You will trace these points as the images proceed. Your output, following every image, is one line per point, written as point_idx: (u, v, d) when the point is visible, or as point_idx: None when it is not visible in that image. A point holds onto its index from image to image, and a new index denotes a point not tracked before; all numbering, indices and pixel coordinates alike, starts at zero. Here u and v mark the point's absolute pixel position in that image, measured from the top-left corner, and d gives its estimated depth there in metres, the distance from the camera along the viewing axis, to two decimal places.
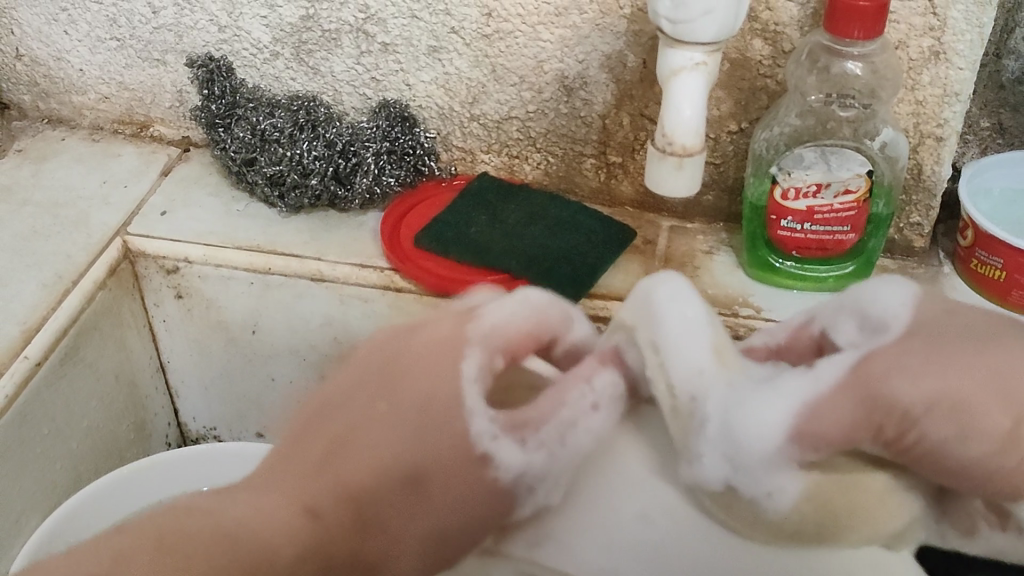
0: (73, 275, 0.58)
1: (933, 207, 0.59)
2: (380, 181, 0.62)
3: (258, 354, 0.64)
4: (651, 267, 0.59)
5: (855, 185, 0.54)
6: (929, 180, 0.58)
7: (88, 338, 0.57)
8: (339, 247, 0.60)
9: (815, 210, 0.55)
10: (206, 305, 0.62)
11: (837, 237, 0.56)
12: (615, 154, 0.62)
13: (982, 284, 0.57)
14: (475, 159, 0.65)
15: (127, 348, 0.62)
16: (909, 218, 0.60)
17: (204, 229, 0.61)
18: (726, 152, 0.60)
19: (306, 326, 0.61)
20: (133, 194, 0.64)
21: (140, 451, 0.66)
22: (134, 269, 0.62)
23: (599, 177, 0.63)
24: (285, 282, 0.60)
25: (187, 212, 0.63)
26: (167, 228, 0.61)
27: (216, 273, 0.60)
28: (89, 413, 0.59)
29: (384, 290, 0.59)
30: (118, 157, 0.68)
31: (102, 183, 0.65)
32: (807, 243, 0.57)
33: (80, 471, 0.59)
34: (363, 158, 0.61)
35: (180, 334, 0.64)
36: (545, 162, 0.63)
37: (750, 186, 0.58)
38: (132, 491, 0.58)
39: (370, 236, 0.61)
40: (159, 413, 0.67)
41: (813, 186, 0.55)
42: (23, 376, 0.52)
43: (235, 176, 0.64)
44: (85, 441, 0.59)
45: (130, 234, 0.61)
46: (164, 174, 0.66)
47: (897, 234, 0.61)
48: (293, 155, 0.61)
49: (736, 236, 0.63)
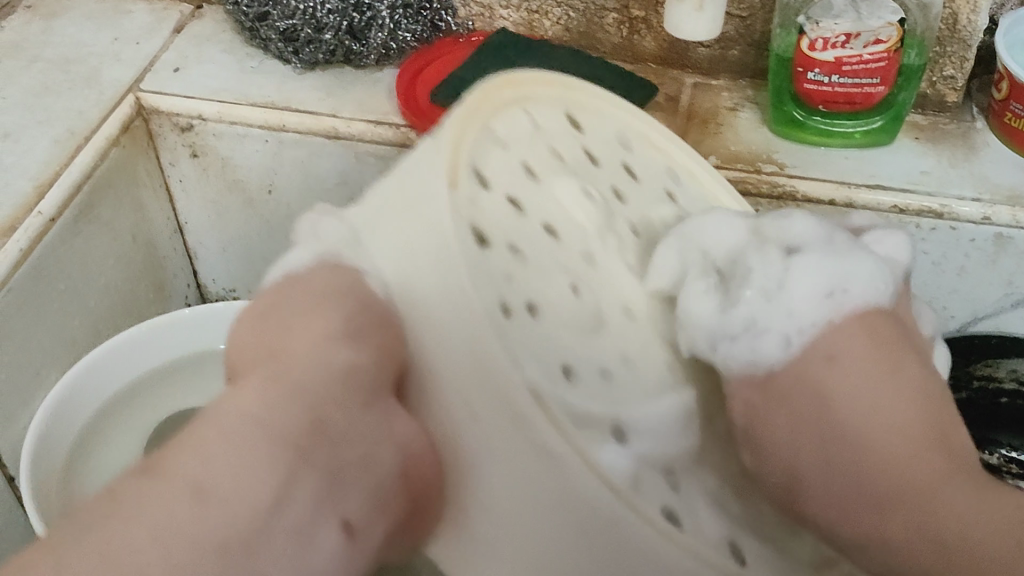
0: (86, 131, 0.57)
1: (967, 58, 0.57)
2: (395, 35, 0.60)
3: (275, 215, 0.64)
4: (672, 125, 0.59)
5: (886, 34, 0.52)
6: (964, 31, 0.55)
7: (102, 196, 0.56)
8: (354, 104, 0.59)
9: (844, 61, 0.53)
10: (222, 164, 0.62)
11: (866, 90, 0.54)
12: (638, 7, 0.60)
13: (1016, 139, 0.56)
14: (493, 14, 0.63)
15: (143, 208, 0.61)
16: (942, 71, 0.58)
17: (217, 87, 0.60)
18: (753, 4, 0.58)
19: (322, 185, 0.61)
20: (146, 52, 0.63)
21: (160, 311, 0.66)
22: (148, 128, 0.61)
23: (621, 33, 0.62)
24: (300, 140, 0.59)
25: (200, 69, 0.62)
26: (180, 85, 0.60)
27: (231, 131, 0.60)
28: (106, 271, 0.59)
29: (400, 148, 0.58)
30: (130, 13, 0.66)
31: (113, 41, 0.64)
32: (834, 97, 0.55)
33: (101, 328, 0.59)
34: (378, 11, 0.59)
35: (196, 195, 0.64)
36: (565, 17, 0.62)
37: (776, 37, 0.57)
38: (149, 350, 0.58)
39: (387, 94, 0.60)
40: (178, 274, 0.67)
41: (842, 36, 0.53)
42: (37, 232, 0.51)
43: (248, 32, 0.63)
44: (103, 298, 0.59)
45: (142, 91, 0.60)
46: (176, 31, 0.65)
47: (929, 89, 0.59)
48: (305, 8, 0.59)
49: (762, 92, 0.61)
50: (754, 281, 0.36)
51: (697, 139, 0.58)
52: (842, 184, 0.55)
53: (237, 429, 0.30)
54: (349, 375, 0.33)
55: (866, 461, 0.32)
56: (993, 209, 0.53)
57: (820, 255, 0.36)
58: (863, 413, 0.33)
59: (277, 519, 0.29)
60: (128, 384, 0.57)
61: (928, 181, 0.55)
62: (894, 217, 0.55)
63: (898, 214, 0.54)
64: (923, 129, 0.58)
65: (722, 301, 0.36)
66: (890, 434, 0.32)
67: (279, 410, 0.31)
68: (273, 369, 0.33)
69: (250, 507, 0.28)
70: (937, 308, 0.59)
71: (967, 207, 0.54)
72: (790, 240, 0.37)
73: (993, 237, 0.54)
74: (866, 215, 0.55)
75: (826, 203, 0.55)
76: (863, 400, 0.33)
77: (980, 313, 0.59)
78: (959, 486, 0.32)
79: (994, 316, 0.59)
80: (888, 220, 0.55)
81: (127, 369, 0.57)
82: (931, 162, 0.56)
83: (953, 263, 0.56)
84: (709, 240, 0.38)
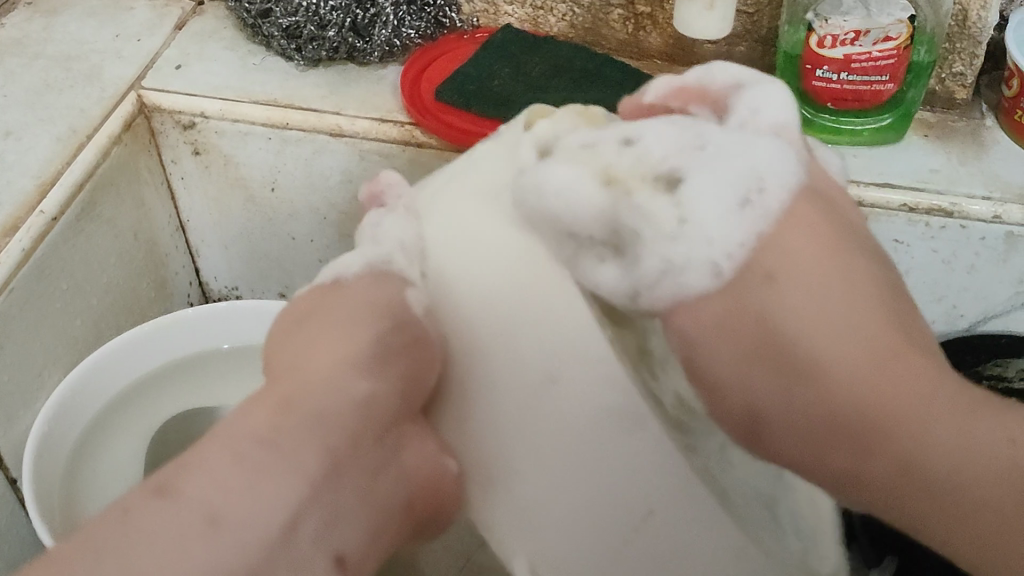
0: (88, 129, 0.56)
1: (977, 55, 0.56)
2: (400, 32, 0.60)
3: (277, 213, 0.63)
4: None
5: (896, 31, 0.52)
6: (974, 28, 0.55)
7: (104, 194, 0.56)
8: (358, 101, 0.59)
9: (852, 58, 0.53)
10: (224, 162, 0.61)
11: (875, 88, 0.54)
12: (643, 3, 0.60)
13: None
14: (498, 11, 0.63)
15: (144, 206, 0.61)
16: (951, 67, 0.57)
17: (219, 84, 0.60)
18: (759, 0, 0.58)
19: (326, 183, 0.61)
20: (147, 49, 0.62)
21: (162, 310, 0.66)
22: (150, 125, 0.60)
23: (627, 29, 0.61)
24: (303, 137, 0.58)
25: (202, 66, 0.61)
26: (181, 82, 0.60)
27: (234, 129, 0.59)
28: (108, 269, 0.58)
29: (405, 146, 0.57)
30: (131, 10, 0.66)
31: (114, 37, 0.63)
32: (843, 95, 0.55)
33: (103, 328, 0.59)
34: (382, 8, 0.59)
35: (198, 193, 0.63)
36: (570, 13, 0.61)
37: (784, 33, 0.56)
38: (152, 349, 0.57)
39: (391, 91, 0.60)
40: (179, 272, 0.67)
41: (851, 33, 0.52)
42: (39, 231, 0.51)
43: (250, 28, 0.62)
44: (105, 298, 0.58)
45: (144, 89, 0.59)
46: (177, 28, 0.64)
47: (938, 86, 0.58)
48: (308, 5, 0.59)
49: None
50: (651, 225, 0.34)
51: None
52: (851, 182, 0.54)
53: (246, 480, 0.30)
54: (370, 407, 0.34)
55: (812, 394, 0.32)
56: (1004, 207, 0.53)
57: (714, 133, 0.36)
58: (839, 363, 0.31)
59: (288, 546, 0.30)
60: (131, 383, 0.57)
61: (937, 179, 0.54)
62: (903, 215, 0.54)
63: (907, 212, 0.54)
64: (932, 126, 0.58)
65: (622, 265, 0.35)
66: (839, 364, 0.31)
67: (296, 447, 0.31)
68: (294, 394, 0.33)
69: (258, 540, 0.30)
70: (946, 306, 0.58)
71: (977, 205, 0.53)
72: (650, 162, 0.35)
73: (1003, 236, 0.54)
74: (875, 213, 0.54)
75: None
76: (809, 310, 0.32)
77: (989, 311, 0.58)
78: (993, 421, 0.32)
79: (1004, 314, 0.58)
80: (897, 218, 0.54)
81: (130, 367, 0.56)
82: (940, 160, 0.56)
83: (963, 262, 0.56)
84: (656, 140, 0.35)
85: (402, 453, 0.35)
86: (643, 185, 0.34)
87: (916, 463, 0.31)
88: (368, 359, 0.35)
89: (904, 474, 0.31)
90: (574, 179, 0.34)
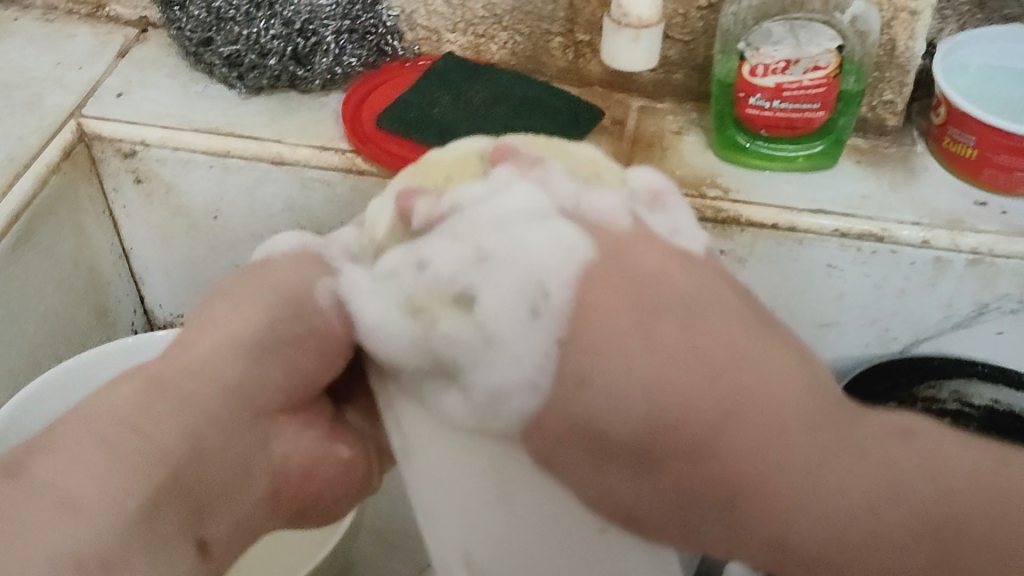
0: (25, 158, 0.56)
1: (906, 83, 0.58)
2: (341, 61, 0.60)
3: (220, 240, 0.63)
4: (618, 149, 0.59)
5: (825, 61, 0.53)
6: (902, 57, 0.56)
7: (42, 223, 0.56)
8: (299, 129, 0.59)
9: (784, 87, 0.54)
10: (165, 189, 0.61)
11: (806, 116, 0.55)
12: (582, 32, 0.60)
13: (955, 163, 0.57)
14: (440, 38, 0.63)
15: (85, 234, 0.61)
16: (882, 96, 0.58)
17: (160, 112, 0.60)
18: (695, 29, 0.59)
19: (267, 210, 0.61)
20: (88, 76, 0.62)
21: (104, 337, 0.66)
22: (90, 153, 0.60)
23: (567, 57, 0.62)
24: (244, 165, 0.59)
25: (143, 94, 0.61)
26: (122, 110, 0.60)
27: (174, 157, 0.59)
28: (46, 298, 0.58)
29: (346, 173, 0.58)
30: (73, 38, 0.66)
31: (56, 65, 0.63)
32: (776, 122, 0.55)
33: (41, 357, 0.59)
34: (322, 37, 0.59)
35: (140, 220, 0.63)
36: (511, 41, 0.62)
37: (718, 62, 0.57)
38: (90, 378, 0.57)
39: (333, 118, 0.60)
40: (122, 299, 0.67)
41: (782, 62, 0.53)
42: None
43: (193, 56, 0.62)
44: (43, 326, 0.58)
45: (84, 116, 0.59)
46: (120, 56, 0.64)
47: (869, 113, 0.60)
48: (249, 33, 0.59)
49: (706, 116, 0.62)
50: (462, 348, 0.37)
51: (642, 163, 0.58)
52: (785, 209, 0.55)
53: (125, 458, 0.36)
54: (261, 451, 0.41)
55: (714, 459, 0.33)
56: (933, 233, 0.54)
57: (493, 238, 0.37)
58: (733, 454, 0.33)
59: (148, 522, 0.36)
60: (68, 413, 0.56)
61: (868, 205, 0.55)
62: (835, 240, 0.55)
63: (840, 237, 0.55)
64: (864, 153, 0.59)
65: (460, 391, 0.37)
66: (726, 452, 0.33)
67: (153, 432, 0.37)
68: (177, 383, 0.39)
69: (115, 510, 0.35)
70: (879, 329, 0.59)
71: (906, 231, 0.54)
72: (444, 280, 0.37)
73: (932, 260, 0.55)
74: (809, 239, 0.55)
75: (769, 227, 0.55)
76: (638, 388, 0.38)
77: (921, 334, 0.59)
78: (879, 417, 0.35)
79: (935, 337, 0.59)
80: (830, 243, 0.55)
81: (68, 396, 0.56)
82: (871, 186, 0.57)
83: (894, 286, 0.57)
84: (439, 255, 0.37)
85: (271, 443, 0.41)
86: (443, 306, 0.37)
87: (791, 540, 0.33)
88: (260, 348, 0.40)
89: (780, 547, 0.33)
90: (384, 315, 0.38)
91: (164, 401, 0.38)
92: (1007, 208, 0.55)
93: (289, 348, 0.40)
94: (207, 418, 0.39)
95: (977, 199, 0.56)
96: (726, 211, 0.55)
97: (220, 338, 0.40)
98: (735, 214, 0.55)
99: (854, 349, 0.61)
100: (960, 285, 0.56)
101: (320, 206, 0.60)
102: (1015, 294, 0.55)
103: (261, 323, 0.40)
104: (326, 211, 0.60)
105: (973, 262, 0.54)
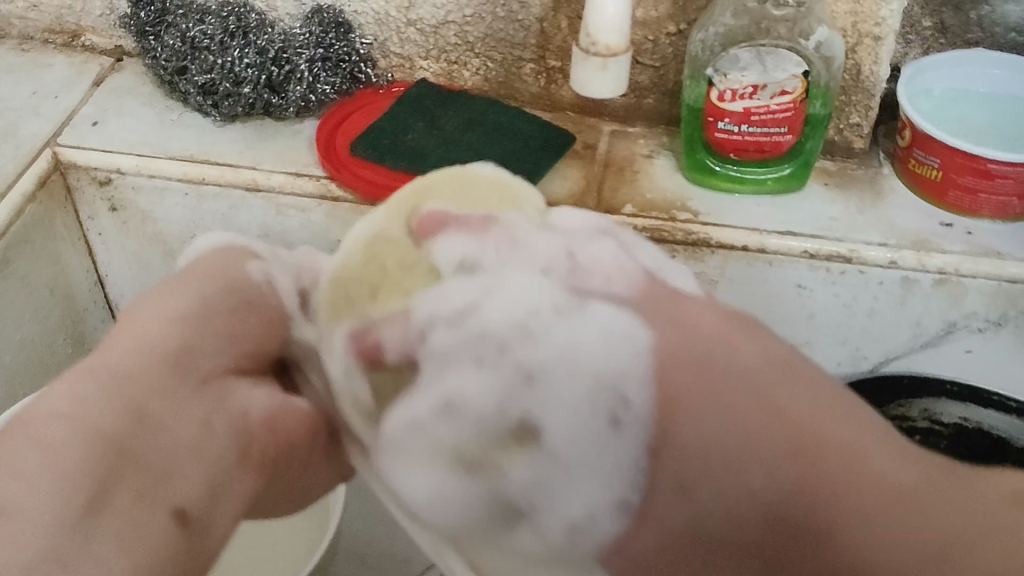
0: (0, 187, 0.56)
1: (872, 107, 0.59)
2: (315, 88, 0.61)
3: None
4: (590, 173, 0.59)
5: (791, 85, 0.54)
6: (867, 82, 0.57)
7: (18, 252, 0.56)
8: (274, 157, 0.60)
9: (752, 111, 0.55)
10: (141, 217, 0.61)
11: (774, 139, 0.56)
12: (554, 58, 0.61)
13: (921, 185, 0.58)
14: (413, 65, 0.64)
15: (60, 262, 0.61)
16: (848, 118, 0.59)
17: (136, 140, 0.60)
18: (665, 55, 0.60)
19: (243, 237, 0.61)
20: (64, 105, 0.63)
21: None
22: (66, 182, 0.60)
23: (539, 83, 0.63)
24: (219, 192, 0.59)
25: (119, 123, 0.62)
26: (98, 139, 0.60)
27: (150, 184, 0.59)
28: (22, 327, 0.58)
29: (321, 199, 0.58)
30: (49, 67, 0.66)
31: (32, 94, 0.64)
32: (745, 146, 0.56)
33: (17, 386, 0.59)
34: (296, 65, 0.60)
35: (116, 247, 0.64)
36: (483, 68, 0.63)
37: (687, 88, 0.58)
38: None
39: (307, 145, 0.61)
40: (98, 327, 0.67)
41: (749, 87, 0.54)
42: None
43: (168, 85, 0.63)
44: (19, 356, 0.59)
45: (60, 145, 0.59)
46: (96, 84, 0.65)
47: (837, 135, 0.60)
48: (223, 62, 0.60)
49: (677, 139, 0.62)
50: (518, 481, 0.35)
51: (614, 186, 0.58)
52: (755, 230, 0.56)
53: (68, 438, 0.34)
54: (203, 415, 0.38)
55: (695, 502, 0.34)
56: (900, 253, 0.55)
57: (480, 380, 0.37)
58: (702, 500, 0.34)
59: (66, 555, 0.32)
60: None
61: (837, 227, 0.56)
62: (804, 261, 0.56)
63: (809, 258, 0.56)
64: (831, 175, 0.60)
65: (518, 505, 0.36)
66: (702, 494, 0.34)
67: (114, 409, 0.35)
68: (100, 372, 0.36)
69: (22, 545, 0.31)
70: (850, 348, 0.60)
71: (874, 251, 0.55)
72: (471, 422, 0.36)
73: (900, 280, 0.56)
74: (778, 260, 0.56)
75: (739, 249, 0.56)
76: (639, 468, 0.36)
77: (890, 354, 0.60)
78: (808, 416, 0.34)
79: (904, 356, 0.60)
80: (799, 265, 0.56)
81: None
82: (840, 208, 0.58)
83: (863, 305, 0.57)
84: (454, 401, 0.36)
85: (229, 398, 0.39)
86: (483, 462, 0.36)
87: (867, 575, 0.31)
88: (195, 314, 0.39)
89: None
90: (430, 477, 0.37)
91: (107, 382, 0.36)
92: (972, 229, 0.56)
93: (229, 319, 0.41)
94: (138, 382, 0.36)
95: (942, 220, 0.57)
96: (697, 234, 0.56)
97: (163, 313, 0.39)
98: (705, 236, 0.56)
99: (826, 368, 0.62)
100: (928, 304, 0.56)
101: (295, 232, 0.60)
102: (982, 313, 0.56)
103: (191, 299, 0.40)
104: (302, 237, 0.60)
105: (939, 281, 0.55)
